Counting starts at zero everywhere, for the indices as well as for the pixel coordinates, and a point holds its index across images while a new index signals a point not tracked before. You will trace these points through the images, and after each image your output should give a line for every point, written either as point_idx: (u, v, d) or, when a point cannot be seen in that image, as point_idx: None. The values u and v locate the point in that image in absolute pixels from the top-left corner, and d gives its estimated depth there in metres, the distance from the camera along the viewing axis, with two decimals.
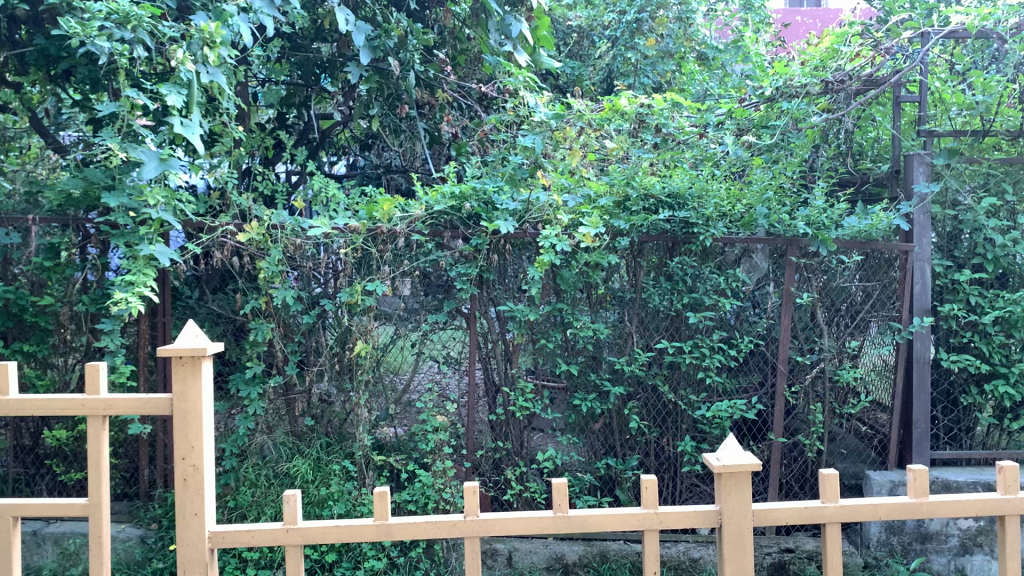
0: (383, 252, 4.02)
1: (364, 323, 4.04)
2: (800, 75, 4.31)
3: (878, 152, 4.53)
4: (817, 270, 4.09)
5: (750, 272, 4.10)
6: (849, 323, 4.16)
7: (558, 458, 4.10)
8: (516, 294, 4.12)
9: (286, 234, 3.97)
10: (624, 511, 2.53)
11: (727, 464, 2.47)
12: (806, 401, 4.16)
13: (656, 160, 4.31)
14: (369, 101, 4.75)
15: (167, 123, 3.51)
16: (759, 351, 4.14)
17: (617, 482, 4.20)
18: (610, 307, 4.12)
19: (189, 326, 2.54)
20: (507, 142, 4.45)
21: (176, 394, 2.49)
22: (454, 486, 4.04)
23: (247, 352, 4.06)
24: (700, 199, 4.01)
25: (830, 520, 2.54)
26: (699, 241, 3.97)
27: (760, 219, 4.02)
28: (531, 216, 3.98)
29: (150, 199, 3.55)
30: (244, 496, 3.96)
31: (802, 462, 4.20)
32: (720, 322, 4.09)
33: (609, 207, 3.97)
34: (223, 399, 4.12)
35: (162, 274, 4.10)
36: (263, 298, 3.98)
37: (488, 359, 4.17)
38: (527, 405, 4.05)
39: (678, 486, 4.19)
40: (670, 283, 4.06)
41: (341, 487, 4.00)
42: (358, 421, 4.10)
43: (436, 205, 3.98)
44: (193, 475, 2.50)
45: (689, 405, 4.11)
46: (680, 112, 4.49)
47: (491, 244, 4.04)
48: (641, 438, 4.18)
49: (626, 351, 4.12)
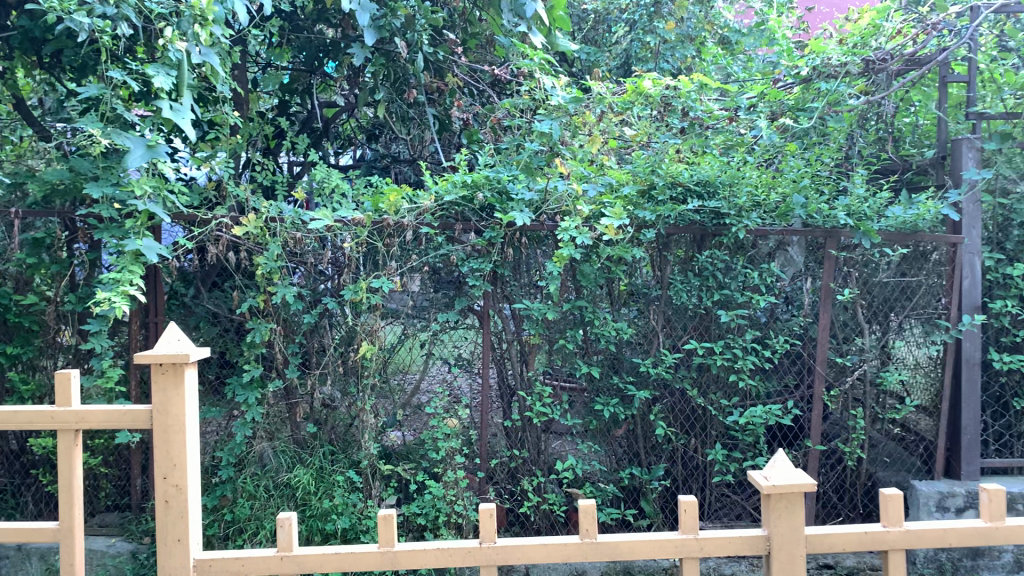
0: (389, 246, 3.75)
1: (370, 322, 3.77)
2: (839, 53, 3.99)
3: (918, 138, 4.21)
4: (857, 264, 3.82)
5: (784, 267, 3.82)
6: (891, 322, 3.87)
7: (579, 468, 3.80)
8: (532, 290, 3.85)
9: (286, 227, 3.69)
10: (660, 537, 2.25)
11: (778, 484, 2.18)
12: (845, 407, 3.86)
13: (682, 146, 4.01)
14: (374, 86, 4.50)
15: (154, 106, 3.24)
16: (794, 351, 3.85)
17: (642, 493, 3.90)
18: (632, 305, 3.84)
19: (170, 330, 2.27)
20: (522, 129, 4.15)
21: (156, 406, 2.22)
22: (466, 499, 3.75)
23: (245, 354, 3.79)
24: (731, 188, 3.70)
25: (892, 546, 2.24)
26: (731, 234, 3.67)
27: (797, 209, 3.70)
28: (549, 207, 3.71)
29: (137, 189, 3.27)
30: (241, 509, 3.68)
31: (840, 471, 3.92)
32: (753, 321, 3.79)
33: (633, 197, 3.69)
34: (219, 404, 3.86)
35: (154, 272, 3.82)
36: (262, 296, 3.71)
37: (503, 360, 3.90)
38: (545, 411, 3.76)
39: (708, 497, 3.90)
40: (699, 279, 3.78)
41: (346, 499, 3.73)
42: (364, 428, 3.82)
43: (447, 196, 3.68)
44: (175, 496, 2.23)
45: (719, 410, 3.83)
46: (708, 95, 4.19)
47: (506, 237, 3.76)
48: (667, 445, 3.89)
49: (651, 352, 3.83)
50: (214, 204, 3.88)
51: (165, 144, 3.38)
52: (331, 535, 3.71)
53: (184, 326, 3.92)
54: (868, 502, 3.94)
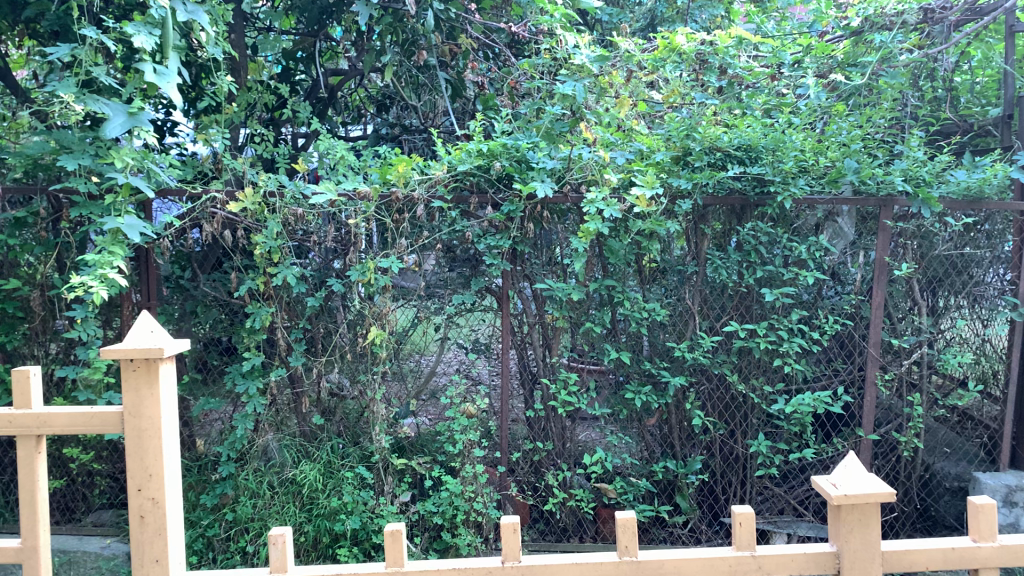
0: (399, 222, 3.43)
1: (379, 305, 3.44)
2: (895, 2, 3.62)
3: (976, 97, 3.80)
4: (913, 236, 3.46)
5: (833, 239, 3.48)
6: (950, 299, 3.52)
7: (608, 461, 3.50)
8: (556, 269, 3.53)
9: (286, 203, 3.39)
10: (712, 554, 1.92)
11: (850, 494, 1.85)
12: (899, 392, 3.54)
13: (719, 108, 3.64)
14: (381, 48, 4.16)
15: (137, 68, 2.91)
16: (844, 333, 3.51)
17: (677, 488, 3.60)
18: (663, 283, 3.51)
19: (142, 319, 1.96)
20: (543, 92, 3.80)
21: (128, 407, 1.92)
22: (487, 495, 3.46)
23: (245, 341, 3.51)
24: (776, 153, 3.34)
25: (984, 564, 1.91)
26: (776, 203, 3.31)
27: (849, 174, 3.32)
28: (573, 177, 3.38)
29: (117, 160, 2.94)
30: (244, 508, 3.40)
31: (894, 462, 3.59)
32: (799, 299, 3.45)
33: (667, 163, 3.34)
34: (218, 394, 3.59)
35: (145, 252, 3.51)
36: (262, 278, 3.40)
37: (524, 345, 3.61)
38: (570, 400, 3.46)
39: (748, 492, 3.59)
40: (740, 254, 3.43)
41: (355, 496, 3.43)
42: (375, 419, 3.52)
43: (460, 165, 3.37)
44: (152, 511, 1.94)
45: (763, 398, 3.51)
46: (748, 50, 3.81)
47: (526, 211, 3.43)
48: (704, 435, 3.58)
49: (686, 336, 3.51)
50: (211, 178, 3.58)
51: (149, 111, 3.05)
52: (341, 536, 3.41)
53: (182, 310, 3.62)
54: (925, 496, 3.61)
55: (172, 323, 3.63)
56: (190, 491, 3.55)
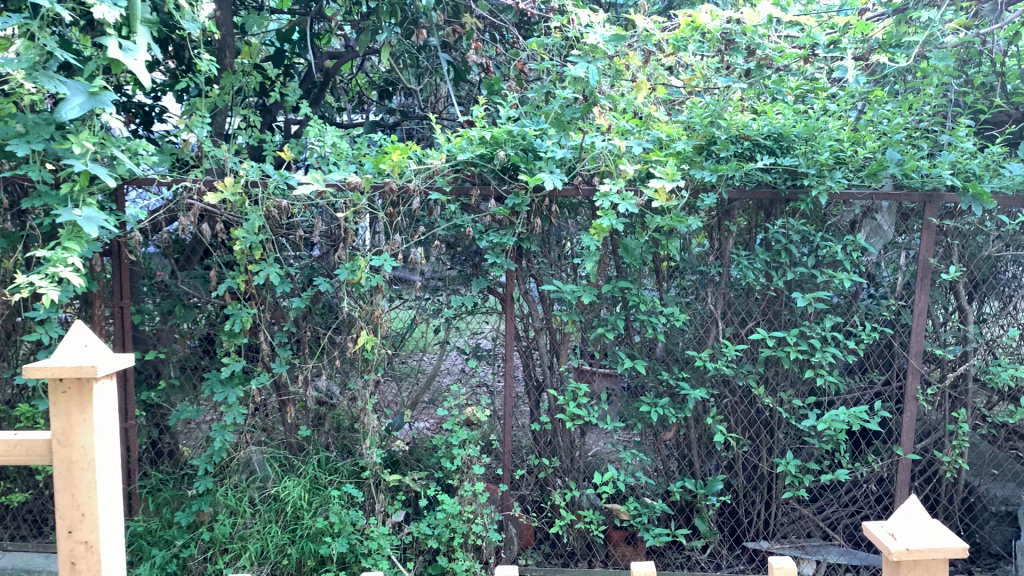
0: (394, 216, 3.12)
1: (371, 308, 3.15)
2: None
3: None
4: (960, 235, 3.14)
5: (870, 237, 3.16)
6: (1000, 305, 3.19)
7: (620, 480, 3.17)
8: (567, 269, 3.22)
9: (269, 194, 3.08)
10: None
11: (914, 549, 1.53)
12: (942, 408, 3.23)
13: (747, 93, 3.31)
14: (378, 27, 3.85)
15: (98, 41, 2.62)
16: (882, 341, 3.21)
17: (696, 510, 3.29)
18: (682, 285, 3.20)
19: (75, 329, 1.66)
20: (552, 75, 3.46)
21: (57, 434, 1.63)
22: (487, 516, 3.16)
23: (224, 345, 3.21)
24: (810, 142, 3.01)
25: None
26: (809, 198, 2.98)
27: (891, 167, 2.98)
28: (585, 167, 3.07)
29: (74, 144, 2.63)
30: (221, 527, 3.10)
31: (936, 484, 3.27)
32: (832, 304, 3.13)
33: (689, 152, 3.03)
34: (197, 402, 3.30)
35: (118, 246, 3.20)
36: (242, 277, 3.09)
37: (529, 351, 3.31)
38: (580, 413, 3.14)
39: (772, 514, 3.28)
40: (768, 253, 3.11)
41: (343, 516, 3.12)
42: (365, 432, 3.22)
43: (461, 154, 3.05)
44: (84, 556, 1.66)
45: (791, 412, 3.21)
46: (777, 29, 3.47)
47: (532, 204, 3.12)
48: (726, 452, 3.27)
49: (707, 344, 3.21)
50: (191, 167, 3.28)
51: (112, 90, 2.75)
52: (327, 559, 3.10)
53: (159, 311, 3.32)
54: (968, 522, 3.29)
55: (150, 324, 3.33)
56: (165, 507, 3.28)
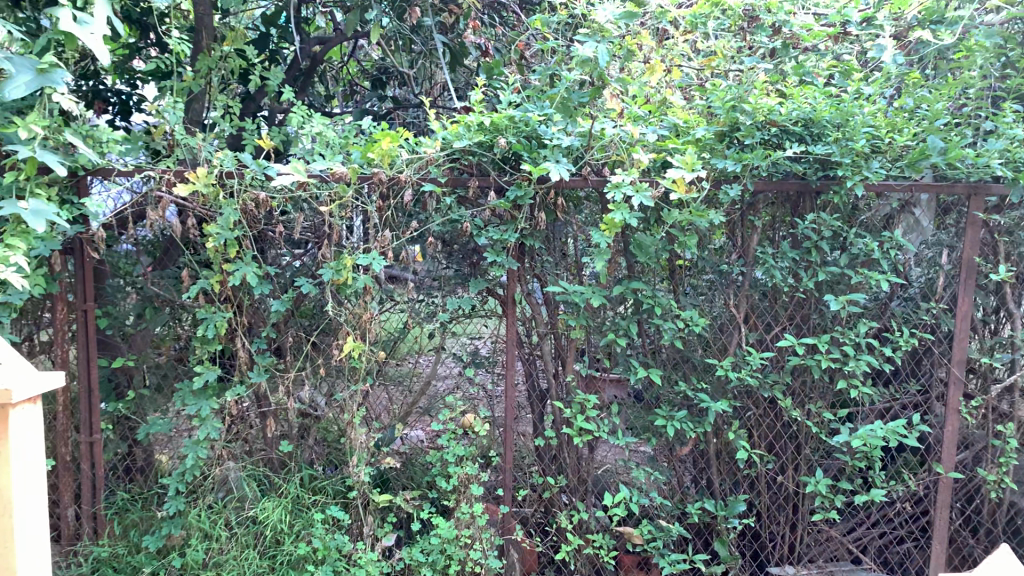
0: (383, 210, 2.83)
1: (358, 312, 2.86)
2: None
3: None
4: (1006, 231, 2.87)
5: (908, 234, 2.86)
6: None
7: (633, 501, 2.88)
8: (573, 269, 2.94)
9: (245, 186, 2.77)
10: None
11: None
12: (985, 422, 2.96)
13: (770, 77, 3.02)
14: (368, 5, 3.55)
15: (47, 12, 2.33)
16: (921, 347, 2.93)
17: (715, 533, 3.00)
18: (700, 287, 2.92)
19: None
20: (557, 56, 3.16)
21: None
22: (485, 540, 2.90)
23: (197, 352, 2.92)
24: (842, 128, 2.73)
25: None
26: (843, 190, 2.69)
27: (933, 155, 2.71)
28: (594, 157, 2.78)
29: (20, 128, 2.34)
30: (194, 553, 2.80)
31: (979, 504, 2.99)
32: (865, 307, 2.86)
33: (709, 140, 2.74)
34: (168, 415, 3.01)
35: (80, 243, 2.87)
36: (216, 277, 2.80)
37: (533, 359, 3.03)
38: (588, 428, 2.85)
39: (795, 536, 3.01)
40: (798, 251, 2.81)
41: (327, 541, 2.83)
42: (352, 447, 2.91)
43: (457, 141, 2.74)
44: None
45: (820, 426, 2.92)
46: (804, 6, 3.18)
47: (536, 197, 2.83)
48: (749, 470, 2.99)
49: (729, 351, 2.92)
50: (162, 157, 2.99)
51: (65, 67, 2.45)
52: None
53: (128, 314, 3.01)
54: (1017, 546, 3.00)
55: (118, 329, 3.03)
56: (133, 530, 2.99)
